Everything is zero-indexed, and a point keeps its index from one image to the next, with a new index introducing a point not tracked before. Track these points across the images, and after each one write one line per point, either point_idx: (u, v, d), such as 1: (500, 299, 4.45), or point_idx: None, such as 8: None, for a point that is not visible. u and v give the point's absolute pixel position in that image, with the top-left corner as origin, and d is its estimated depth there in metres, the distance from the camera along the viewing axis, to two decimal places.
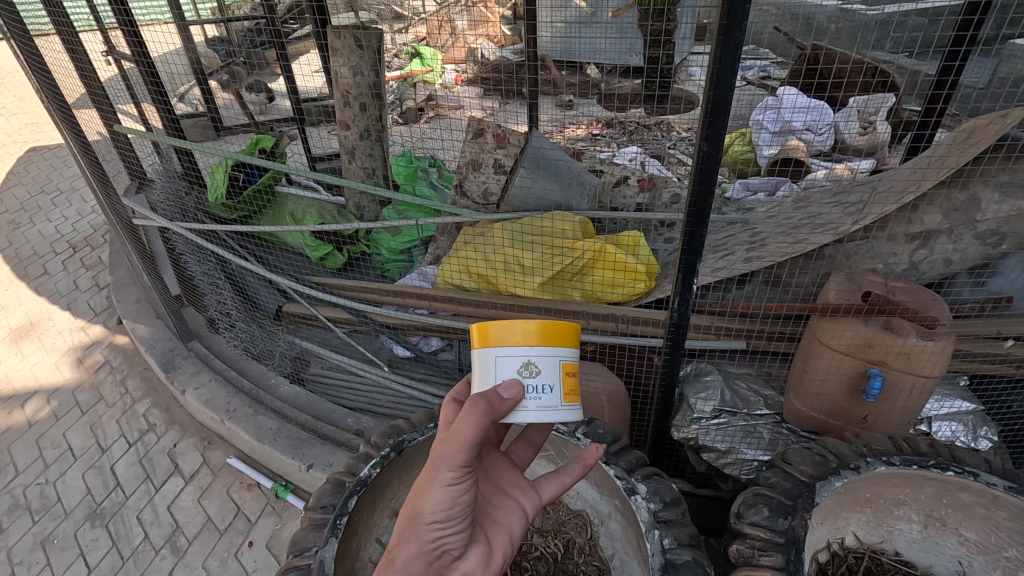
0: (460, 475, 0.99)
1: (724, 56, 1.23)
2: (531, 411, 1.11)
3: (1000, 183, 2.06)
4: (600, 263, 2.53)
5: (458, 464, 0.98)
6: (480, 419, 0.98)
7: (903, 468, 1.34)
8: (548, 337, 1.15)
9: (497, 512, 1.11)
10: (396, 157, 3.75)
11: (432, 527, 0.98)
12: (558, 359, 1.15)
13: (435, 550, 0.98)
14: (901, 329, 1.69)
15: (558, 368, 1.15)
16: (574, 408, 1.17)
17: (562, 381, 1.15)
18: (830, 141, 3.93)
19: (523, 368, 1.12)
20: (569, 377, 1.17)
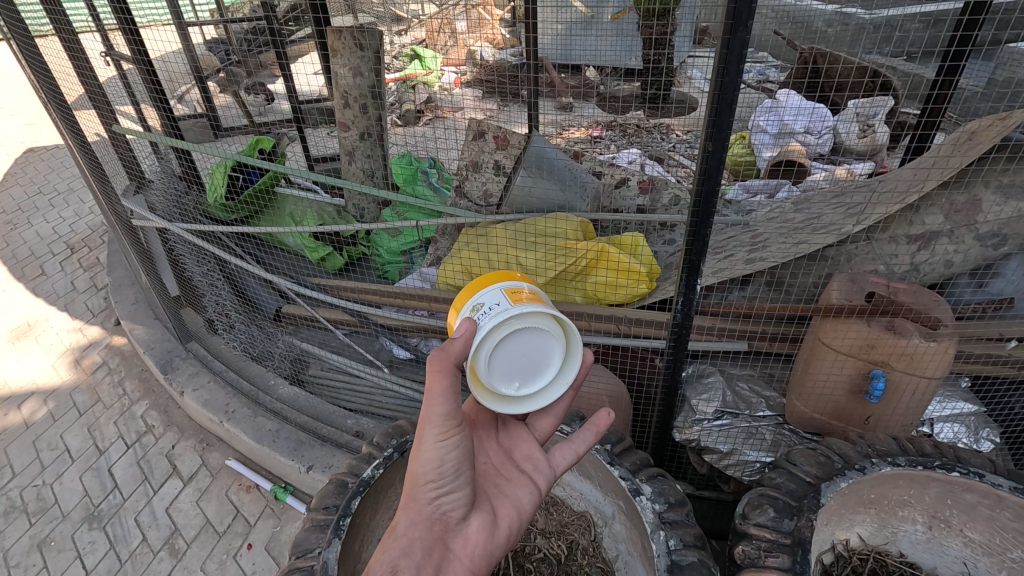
0: (444, 432, 1.09)
1: (730, 54, 1.23)
2: (489, 325, 1.13)
3: (1000, 184, 2.08)
4: (601, 264, 2.54)
5: (441, 421, 1.08)
6: (448, 374, 1.07)
7: (908, 469, 1.34)
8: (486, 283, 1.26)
9: (506, 484, 1.23)
10: (396, 158, 3.71)
11: (430, 489, 1.09)
12: (500, 286, 1.21)
13: (435, 511, 1.08)
14: (904, 330, 1.69)
15: (502, 290, 1.20)
16: (532, 303, 1.15)
17: (509, 295, 1.18)
18: (829, 144, 3.99)
19: (472, 310, 1.20)
20: (519, 293, 1.20)
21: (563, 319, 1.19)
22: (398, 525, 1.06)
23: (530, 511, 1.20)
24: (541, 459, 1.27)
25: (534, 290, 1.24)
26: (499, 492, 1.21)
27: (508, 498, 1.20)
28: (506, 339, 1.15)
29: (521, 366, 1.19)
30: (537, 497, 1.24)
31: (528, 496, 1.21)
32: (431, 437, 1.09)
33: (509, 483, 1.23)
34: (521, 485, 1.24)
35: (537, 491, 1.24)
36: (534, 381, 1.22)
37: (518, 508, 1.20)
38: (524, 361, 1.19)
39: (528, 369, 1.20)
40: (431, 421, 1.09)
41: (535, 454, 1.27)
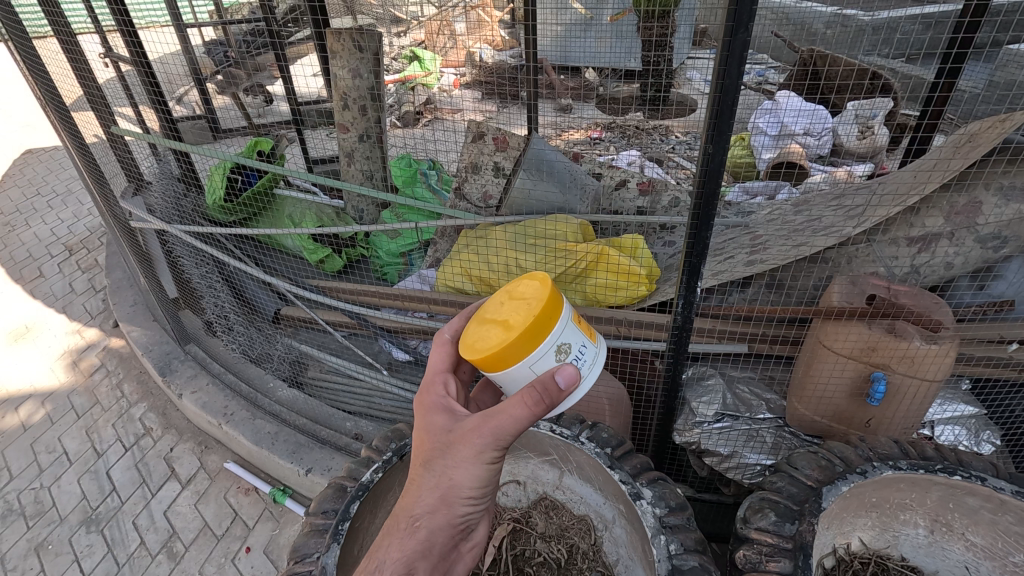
0: (499, 455, 1.08)
1: (730, 56, 1.22)
2: (587, 374, 1.16)
3: (1001, 187, 2.07)
4: (601, 266, 2.52)
5: (501, 446, 1.06)
6: (536, 412, 1.04)
7: (910, 473, 1.33)
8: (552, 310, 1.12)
9: None
10: (395, 160, 3.70)
11: (464, 501, 1.09)
12: (570, 317, 1.15)
13: (461, 520, 1.10)
14: (905, 332, 1.68)
15: (576, 322, 1.17)
16: (600, 336, 1.24)
17: (584, 332, 1.18)
18: (827, 146, 3.99)
19: (561, 353, 1.12)
20: (582, 321, 1.20)
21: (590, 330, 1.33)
22: (422, 529, 1.06)
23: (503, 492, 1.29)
24: None
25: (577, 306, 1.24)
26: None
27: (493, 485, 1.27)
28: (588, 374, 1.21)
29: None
30: None
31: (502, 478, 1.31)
32: (486, 458, 1.06)
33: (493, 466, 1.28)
34: None
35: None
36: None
37: None
38: None
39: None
40: (493, 446, 1.06)
41: None
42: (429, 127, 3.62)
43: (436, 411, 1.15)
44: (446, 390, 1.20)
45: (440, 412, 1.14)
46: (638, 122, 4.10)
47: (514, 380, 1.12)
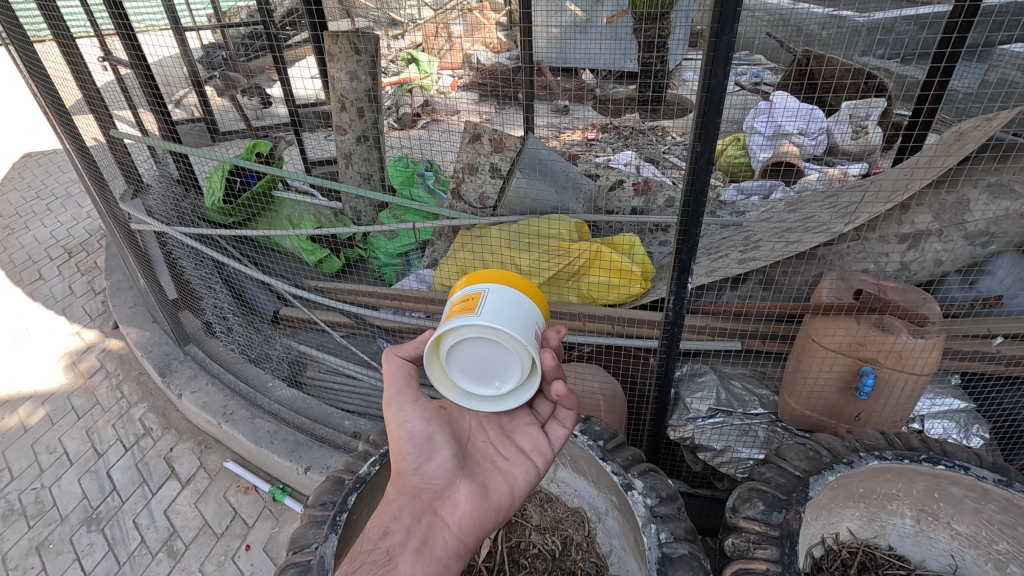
0: (402, 403, 1.29)
1: (716, 57, 1.25)
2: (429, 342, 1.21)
3: (988, 184, 2.11)
4: (595, 265, 2.57)
5: (394, 394, 1.29)
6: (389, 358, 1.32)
7: (895, 463, 1.36)
8: (461, 287, 1.29)
9: (503, 463, 1.33)
10: (392, 161, 3.77)
11: (410, 463, 1.26)
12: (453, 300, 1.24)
13: (424, 482, 1.25)
14: (892, 327, 1.72)
15: (452, 303, 1.22)
16: (457, 321, 1.15)
17: (451, 309, 1.21)
18: (821, 147, 4.02)
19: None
20: (462, 304, 1.19)
21: (494, 326, 1.12)
22: (390, 498, 1.24)
23: (523, 486, 1.30)
24: (539, 438, 1.36)
25: (478, 294, 1.18)
26: (495, 468, 1.32)
27: (503, 475, 1.31)
28: (450, 350, 1.19)
29: (474, 368, 1.22)
30: (533, 474, 1.32)
31: (524, 475, 1.32)
32: (395, 414, 1.29)
33: (505, 460, 1.34)
34: (519, 464, 1.33)
35: (536, 471, 1.33)
36: (508, 378, 1.22)
37: (512, 484, 1.31)
38: (483, 364, 1.21)
39: (492, 368, 1.21)
40: (397, 402, 1.29)
41: (532, 435, 1.37)
42: (425, 129, 3.65)
43: None
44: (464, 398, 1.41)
45: None
46: (634, 124, 4.13)
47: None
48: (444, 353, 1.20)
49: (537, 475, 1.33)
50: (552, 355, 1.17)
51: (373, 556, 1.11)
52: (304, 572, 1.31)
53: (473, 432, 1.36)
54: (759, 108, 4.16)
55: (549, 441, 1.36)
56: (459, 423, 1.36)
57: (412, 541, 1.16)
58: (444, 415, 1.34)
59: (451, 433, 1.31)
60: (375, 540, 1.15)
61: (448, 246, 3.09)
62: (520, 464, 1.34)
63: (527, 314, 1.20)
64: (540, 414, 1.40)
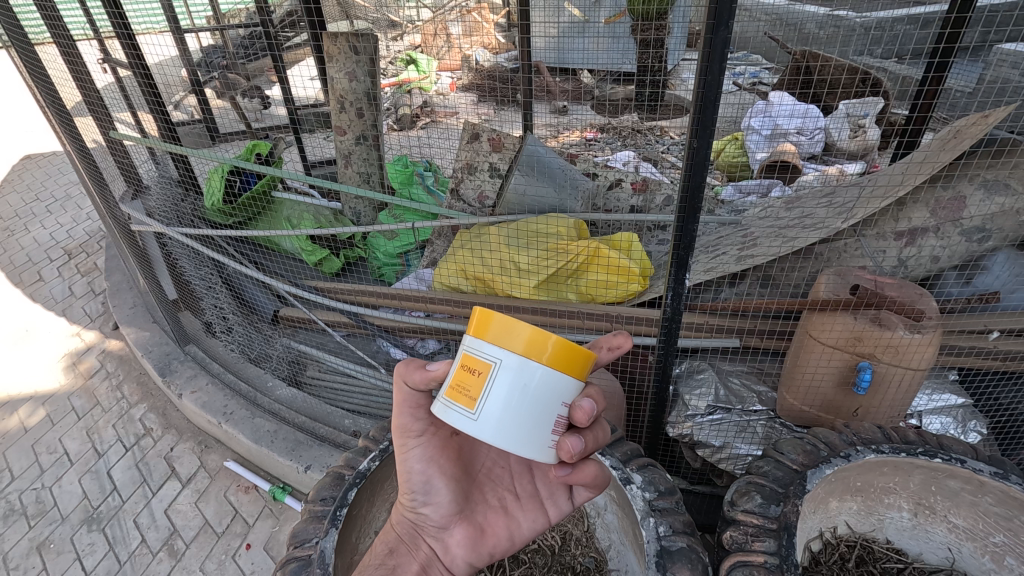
0: (407, 443, 1.23)
1: (712, 53, 1.26)
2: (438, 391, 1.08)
3: (984, 181, 2.13)
4: (594, 264, 2.58)
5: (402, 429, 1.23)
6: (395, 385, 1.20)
7: (892, 456, 1.37)
8: (479, 330, 1.00)
9: (511, 504, 1.29)
10: (391, 162, 3.76)
11: (409, 501, 1.25)
12: (464, 347, 1.02)
13: (422, 518, 1.25)
14: (889, 322, 1.73)
15: (461, 358, 1.02)
16: (453, 410, 1.00)
17: (456, 373, 1.02)
18: (819, 146, 4.00)
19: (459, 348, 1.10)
20: (466, 375, 0.99)
21: (488, 439, 0.97)
22: (391, 523, 1.28)
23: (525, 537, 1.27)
24: (555, 487, 1.30)
25: (483, 375, 0.97)
26: (500, 510, 1.29)
27: (509, 518, 1.28)
28: None
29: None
30: (539, 526, 1.28)
31: (528, 526, 1.28)
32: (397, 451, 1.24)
33: (514, 502, 1.30)
34: (527, 510, 1.29)
35: (542, 522, 1.28)
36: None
37: (515, 531, 1.28)
38: None
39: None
40: (400, 438, 1.24)
41: (551, 481, 1.30)
42: (424, 129, 3.66)
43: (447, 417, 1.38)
44: None
45: None
46: (633, 124, 4.15)
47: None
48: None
49: (544, 526, 1.29)
50: (566, 452, 1.01)
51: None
52: (305, 566, 1.32)
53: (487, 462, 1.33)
54: (757, 108, 4.20)
55: (565, 492, 1.28)
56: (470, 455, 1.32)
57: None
58: (454, 442, 1.29)
59: (456, 470, 1.28)
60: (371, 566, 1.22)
61: (448, 246, 3.10)
62: (528, 510, 1.29)
63: (542, 402, 0.97)
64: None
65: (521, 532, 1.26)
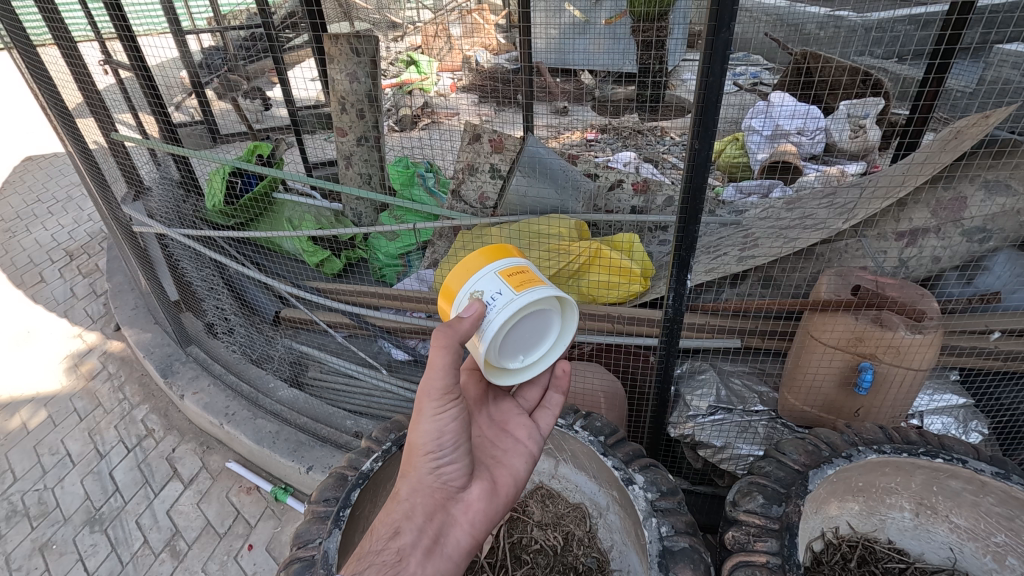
0: (443, 404, 1.19)
1: (714, 55, 1.27)
2: (497, 316, 1.18)
3: (985, 181, 2.13)
4: (595, 264, 2.59)
5: (438, 393, 1.19)
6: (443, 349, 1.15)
7: (894, 456, 1.38)
8: (492, 256, 1.28)
9: (503, 455, 1.37)
10: (392, 163, 3.77)
11: (430, 462, 1.21)
12: (492, 271, 1.24)
13: (436, 479, 1.21)
14: (890, 322, 1.74)
15: (498, 275, 1.23)
16: (535, 289, 1.20)
17: (507, 282, 1.21)
18: (819, 146, 4.00)
19: (471, 298, 1.22)
20: (518, 275, 1.23)
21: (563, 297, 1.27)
22: (401, 496, 1.19)
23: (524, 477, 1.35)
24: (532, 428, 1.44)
25: (525, 267, 1.27)
26: (496, 462, 1.35)
27: (505, 469, 1.34)
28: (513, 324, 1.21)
29: (518, 341, 1.27)
30: (530, 464, 1.39)
31: (524, 467, 1.37)
32: (429, 411, 1.20)
33: (505, 454, 1.38)
34: (517, 454, 1.39)
35: (532, 461, 1.40)
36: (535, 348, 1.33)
37: (514, 476, 1.35)
38: (525, 336, 1.28)
39: (526, 341, 1.30)
40: (438, 400, 1.19)
41: (527, 424, 1.44)
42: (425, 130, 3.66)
43: None
44: None
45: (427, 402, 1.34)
46: (633, 124, 4.16)
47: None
48: (506, 328, 1.20)
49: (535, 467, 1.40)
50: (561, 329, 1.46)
51: (383, 558, 1.09)
52: (308, 566, 1.32)
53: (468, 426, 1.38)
54: (757, 108, 4.21)
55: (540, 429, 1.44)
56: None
57: (422, 540, 1.14)
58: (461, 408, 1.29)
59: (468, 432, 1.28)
60: (386, 540, 1.11)
61: (449, 246, 3.11)
62: (518, 456, 1.39)
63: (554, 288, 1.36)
64: (526, 402, 1.48)
65: (521, 471, 1.34)
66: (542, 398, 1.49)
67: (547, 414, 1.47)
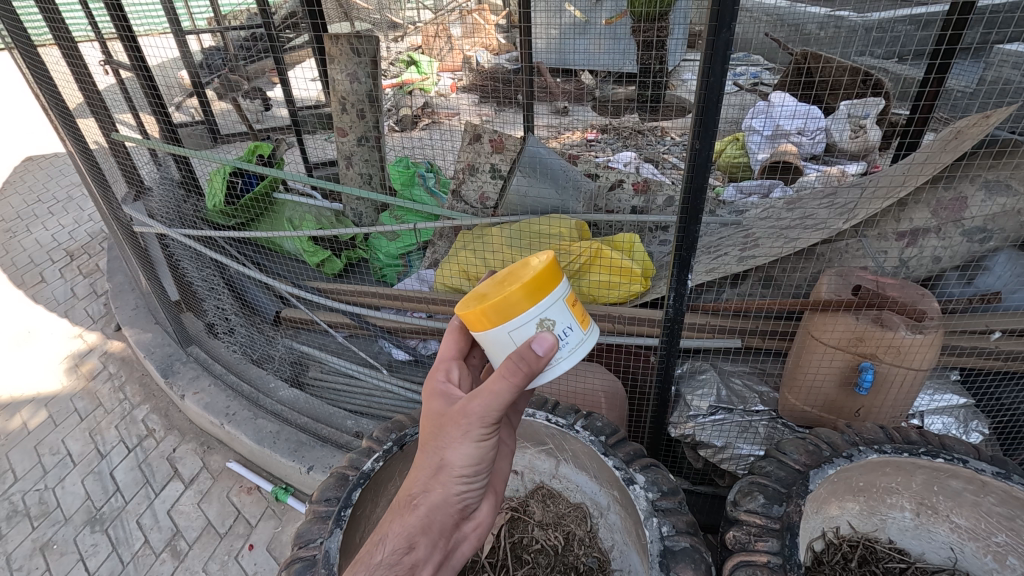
0: (489, 433, 1.10)
1: (714, 55, 1.26)
2: (567, 356, 1.15)
3: (985, 181, 2.13)
4: (596, 264, 2.57)
5: (489, 423, 1.09)
6: (514, 382, 1.05)
7: (894, 456, 1.38)
8: (554, 275, 1.15)
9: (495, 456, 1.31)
10: (392, 163, 3.77)
11: (459, 479, 1.12)
12: (562, 300, 1.15)
13: (458, 498, 1.14)
14: (891, 322, 1.74)
15: (567, 306, 1.16)
16: (592, 325, 1.21)
17: (574, 315, 1.17)
18: (820, 146, 4.02)
19: (539, 327, 1.12)
20: (577, 305, 1.19)
21: None
22: (419, 511, 1.10)
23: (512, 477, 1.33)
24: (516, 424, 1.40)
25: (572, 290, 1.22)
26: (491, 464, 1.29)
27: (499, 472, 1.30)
28: None
29: None
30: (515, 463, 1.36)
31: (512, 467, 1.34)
32: (475, 434, 1.09)
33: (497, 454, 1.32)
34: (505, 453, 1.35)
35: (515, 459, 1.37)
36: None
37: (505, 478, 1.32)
38: None
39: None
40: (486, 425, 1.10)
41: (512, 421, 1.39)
42: (426, 130, 3.66)
43: (433, 394, 1.19)
44: (449, 375, 1.24)
45: (437, 396, 1.18)
46: (633, 125, 4.16)
47: (493, 343, 1.14)
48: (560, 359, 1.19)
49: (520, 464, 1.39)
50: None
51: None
52: (310, 565, 1.32)
53: None
54: (756, 108, 4.21)
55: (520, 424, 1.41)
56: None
57: (435, 555, 1.09)
58: None
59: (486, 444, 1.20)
60: (401, 555, 1.05)
61: (449, 246, 3.11)
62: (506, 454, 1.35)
63: None
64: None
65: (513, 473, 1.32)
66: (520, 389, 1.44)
67: (518, 403, 1.43)
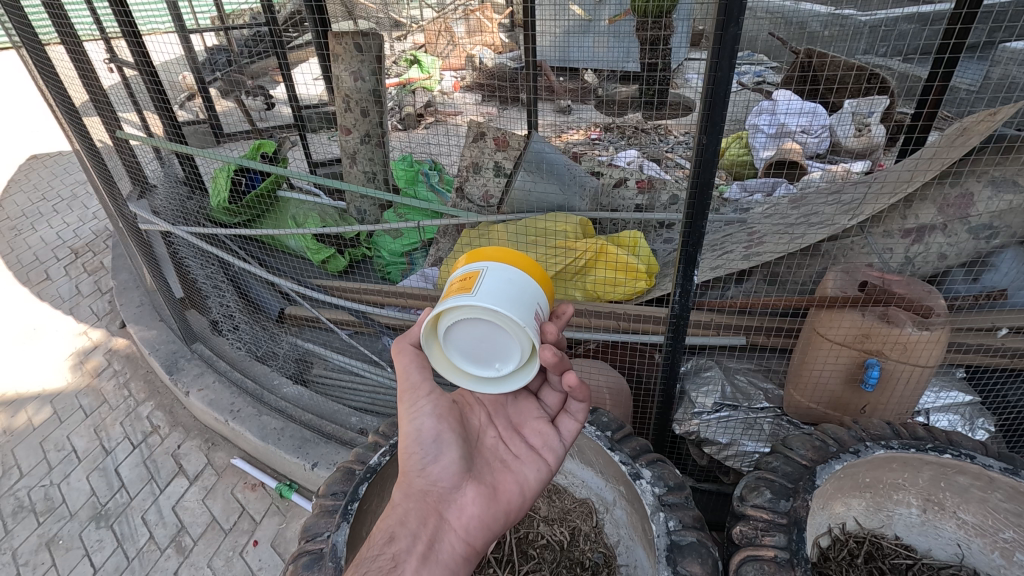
0: (414, 403, 1.30)
1: (722, 50, 1.26)
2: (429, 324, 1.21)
3: (992, 179, 2.12)
4: (600, 262, 2.59)
5: (405, 393, 1.30)
6: (398, 353, 1.30)
7: (901, 451, 1.37)
8: (466, 262, 1.26)
9: (513, 461, 1.36)
10: (396, 160, 3.82)
11: (415, 462, 1.30)
12: (454, 278, 1.23)
13: (427, 483, 1.28)
14: (897, 319, 1.75)
15: (453, 282, 1.21)
16: (454, 298, 1.14)
17: (448, 289, 1.20)
18: (824, 144, 4.00)
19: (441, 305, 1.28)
20: (464, 282, 1.18)
21: (489, 307, 1.11)
22: (397, 501, 1.29)
23: (532, 485, 1.32)
24: (548, 435, 1.39)
25: (477, 273, 1.17)
26: (504, 467, 1.35)
27: (511, 475, 1.34)
28: (449, 340, 1.20)
29: (472, 350, 1.20)
30: (544, 472, 1.35)
31: (534, 473, 1.34)
32: (406, 412, 1.31)
33: (516, 460, 1.36)
34: (530, 462, 1.36)
35: (546, 468, 1.35)
36: (505, 361, 1.19)
37: (520, 483, 1.33)
38: (479, 347, 1.19)
39: (489, 351, 1.19)
40: (411, 398, 1.31)
41: (542, 429, 1.40)
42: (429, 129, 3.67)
43: None
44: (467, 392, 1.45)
45: None
46: (637, 123, 4.19)
47: None
48: (443, 342, 1.21)
49: (549, 470, 1.36)
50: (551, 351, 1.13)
51: (381, 564, 1.16)
52: (316, 559, 1.33)
53: (482, 429, 1.39)
54: (762, 108, 4.22)
55: (552, 432, 1.39)
56: (467, 423, 1.38)
57: (416, 546, 1.21)
58: (456, 409, 1.37)
59: (460, 431, 1.34)
60: (383, 545, 1.21)
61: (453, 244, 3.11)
62: (532, 462, 1.37)
63: (525, 293, 1.17)
64: (550, 407, 1.43)
65: (525, 480, 1.33)
66: (565, 404, 1.42)
67: (564, 416, 1.40)
